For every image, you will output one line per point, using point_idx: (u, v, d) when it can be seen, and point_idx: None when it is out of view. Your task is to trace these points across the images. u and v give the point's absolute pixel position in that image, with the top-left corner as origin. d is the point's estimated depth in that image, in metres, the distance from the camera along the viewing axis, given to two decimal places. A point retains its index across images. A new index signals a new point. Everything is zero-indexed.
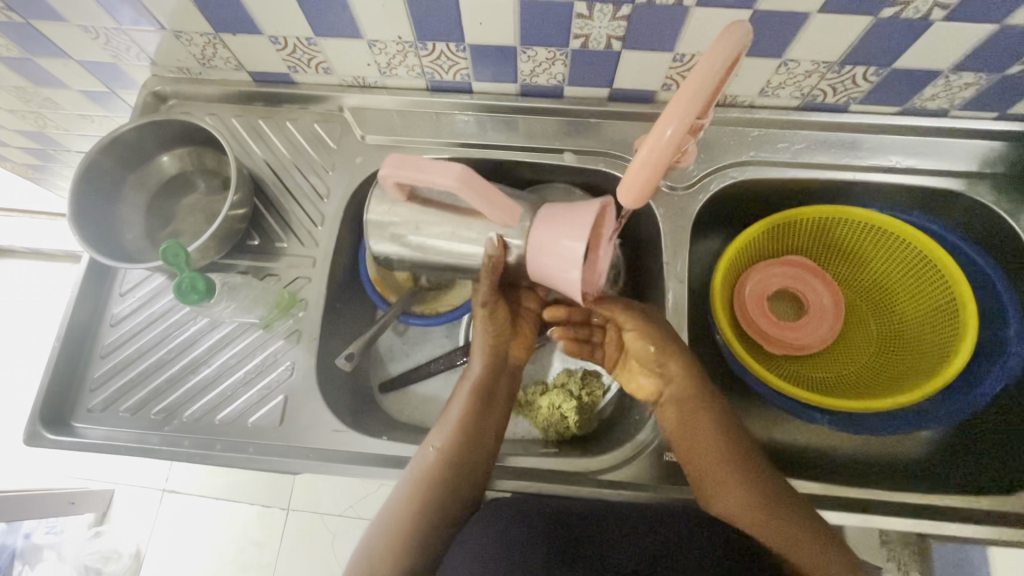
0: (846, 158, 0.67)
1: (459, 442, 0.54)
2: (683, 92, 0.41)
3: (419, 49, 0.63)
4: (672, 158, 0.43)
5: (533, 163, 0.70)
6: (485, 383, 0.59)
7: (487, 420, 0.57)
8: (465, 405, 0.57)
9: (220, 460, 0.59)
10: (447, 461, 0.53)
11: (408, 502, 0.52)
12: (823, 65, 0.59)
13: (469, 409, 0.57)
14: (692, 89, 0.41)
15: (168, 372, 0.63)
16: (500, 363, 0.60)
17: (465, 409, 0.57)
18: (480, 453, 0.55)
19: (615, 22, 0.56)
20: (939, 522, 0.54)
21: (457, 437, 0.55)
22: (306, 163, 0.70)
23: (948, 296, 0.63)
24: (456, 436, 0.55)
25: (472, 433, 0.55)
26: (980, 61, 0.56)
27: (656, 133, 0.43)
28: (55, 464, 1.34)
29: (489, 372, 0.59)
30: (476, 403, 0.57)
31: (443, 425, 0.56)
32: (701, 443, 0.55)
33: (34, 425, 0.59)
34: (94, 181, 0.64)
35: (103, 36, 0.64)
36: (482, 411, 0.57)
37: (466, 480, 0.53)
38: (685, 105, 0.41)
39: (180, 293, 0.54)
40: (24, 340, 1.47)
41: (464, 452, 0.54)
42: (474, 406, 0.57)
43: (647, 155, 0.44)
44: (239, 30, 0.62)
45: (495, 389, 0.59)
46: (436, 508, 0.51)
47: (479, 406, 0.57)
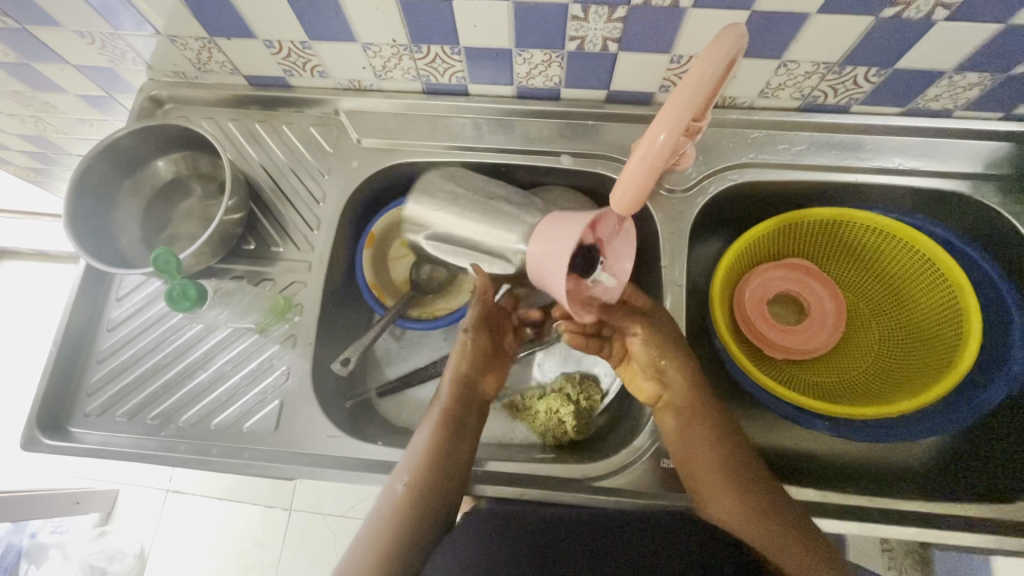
0: (847, 160, 0.66)
1: (429, 469, 0.52)
2: (677, 97, 0.40)
3: (414, 52, 0.62)
4: (665, 163, 0.43)
5: (530, 166, 0.70)
6: (454, 409, 0.57)
7: (460, 443, 0.55)
8: (433, 431, 0.55)
9: (215, 465, 0.59)
10: (419, 489, 0.51)
11: (385, 526, 0.50)
12: (823, 66, 0.58)
13: (439, 434, 0.55)
14: (685, 94, 0.40)
15: (165, 377, 0.63)
16: (470, 390, 0.59)
17: (435, 431, 0.55)
18: (451, 476, 0.53)
19: (610, 24, 0.55)
20: (938, 530, 0.54)
21: (427, 464, 0.53)
22: (302, 167, 0.70)
23: (952, 301, 0.61)
24: (426, 462, 0.53)
25: (442, 460, 0.53)
26: (984, 61, 0.55)
27: (650, 137, 0.42)
28: (60, 464, 1.35)
29: (457, 397, 0.57)
30: (447, 428, 0.55)
31: (411, 457, 0.54)
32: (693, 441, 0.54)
33: (30, 430, 0.60)
34: (91, 186, 0.64)
35: (99, 41, 0.65)
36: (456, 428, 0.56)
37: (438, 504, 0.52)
38: (679, 110, 0.40)
39: (171, 300, 0.53)
40: (29, 341, 1.48)
41: (435, 478, 0.52)
42: (442, 433, 0.55)
43: (640, 160, 0.43)
44: (233, 34, 0.61)
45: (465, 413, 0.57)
46: (414, 537, 0.49)
47: (447, 431, 0.55)
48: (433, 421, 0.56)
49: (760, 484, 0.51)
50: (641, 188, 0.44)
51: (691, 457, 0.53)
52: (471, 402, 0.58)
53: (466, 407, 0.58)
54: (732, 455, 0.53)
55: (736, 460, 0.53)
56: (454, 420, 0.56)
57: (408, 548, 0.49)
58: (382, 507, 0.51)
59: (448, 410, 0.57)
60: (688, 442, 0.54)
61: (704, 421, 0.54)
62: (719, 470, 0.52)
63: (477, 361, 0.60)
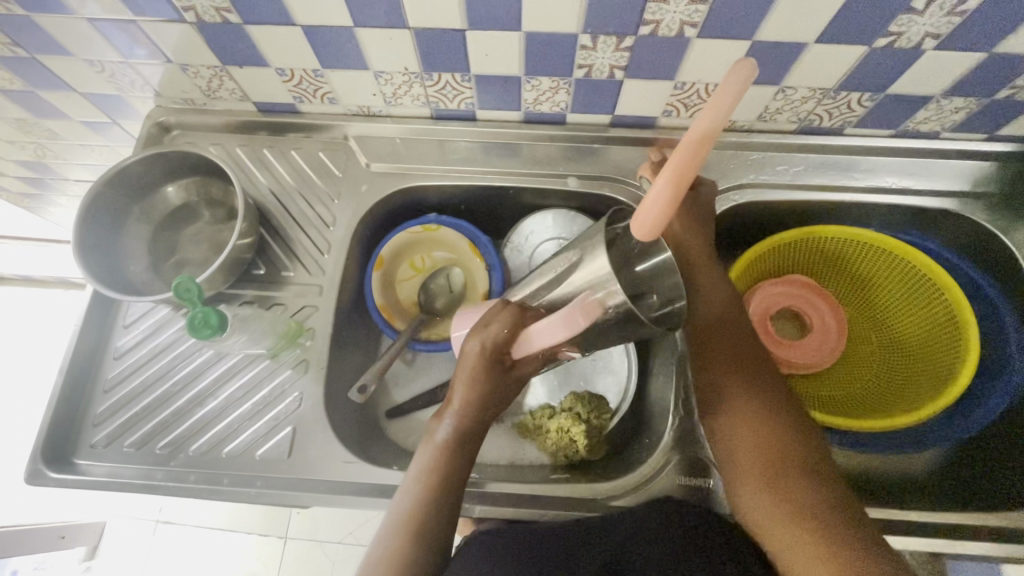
0: (842, 180, 0.69)
1: (424, 512, 0.49)
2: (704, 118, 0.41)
3: (425, 79, 0.64)
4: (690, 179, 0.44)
5: (537, 188, 0.72)
6: (457, 443, 0.52)
7: (455, 481, 0.51)
8: (436, 458, 0.52)
9: (227, 494, 0.58)
10: (408, 538, 0.48)
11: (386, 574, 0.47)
12: (820, 92, 0.61)
13: (442, 468, 0.51)
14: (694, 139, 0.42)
15: (173, 406, 0.62)
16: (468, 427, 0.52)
17: (443, 451, 0.52)
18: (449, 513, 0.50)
19: (618, 53, 0.57)
20: (946, 539, 0.55)
21: (427, 493, 0.50)
22: (310, 191, 0.71)
23: (950, 314, 0.64)
24: (420, 509, 0.50)
25: (436, 503, 0.50)
26: (970, 87, 0.59)
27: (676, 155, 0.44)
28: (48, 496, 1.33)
29: (469, 422, 0.52)
30: (460, 446, 0.52)
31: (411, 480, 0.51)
32: (740, 443, 0.50)
33: (35, 463, 0.58)
34: (99, 212, 0.63)
35: (109, 70, 0.65)
36: (462, 452, 0.52)
37: (438, 526, 0.49)
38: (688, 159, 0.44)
39: (193, 328, 0.53)
40: (21, 372, 1.47)
41: (442, 503, 0.50)
42: (431, 491, 0.50)
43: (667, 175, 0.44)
44: (246, 63, 0.62)
45: (456, 454, 0.52)
46: None
47: (455, 458, 0.52)
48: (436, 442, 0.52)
49: (801, 481, 0.47)
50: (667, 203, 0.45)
51: (740, 472, 0.50)
52: (470, 435, 0.53)
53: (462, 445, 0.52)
54: (779, 478, 0.48)
55: (779, 483, 0.47)
56: (451, 456, 0.52)
57: None
58: (376, 560, 0.48)
59: (445, 447, 0.52)
60: (742, 446, 0.50)
61: (748, 445, 0.50)
62: (765, 487, 0.48)
63: (499, 399, 0.53)
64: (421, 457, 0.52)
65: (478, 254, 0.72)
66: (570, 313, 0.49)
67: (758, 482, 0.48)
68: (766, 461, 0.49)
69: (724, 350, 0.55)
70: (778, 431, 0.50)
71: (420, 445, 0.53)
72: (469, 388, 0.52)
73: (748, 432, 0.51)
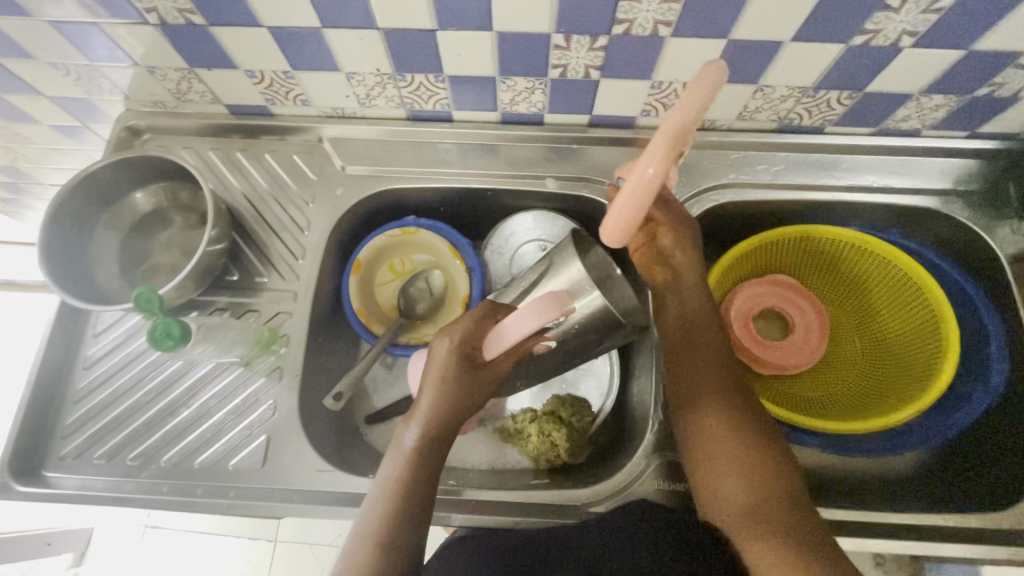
0: (823, 178, 0.68)
1: (389, 523, 0.48)
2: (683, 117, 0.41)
3: (398, 81, 0.62)
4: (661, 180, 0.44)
5: (515, 189, 0.71)
6: (424, 450, 0.51)
7: (422, 490, 0.50)
8: (402, 466, 0.51)
9: (199, 506, 0.57)
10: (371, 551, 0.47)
11: None
12: (798, 90, 0.60)
13: (408, 476, 0.50)
14: (666, 138, 0.41)
15: (144, 416, 0.61)
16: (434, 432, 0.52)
17: (409, 459, 0.51)
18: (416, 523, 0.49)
19: (592, 52, 0.56)
20: (926, 542, 0.55)
21: (392, 502, 0.49)
22: (285, 195, 0.70)
23: (931, 314, 0.63)
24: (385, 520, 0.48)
25: (402, 514, 0.48)
26: (949, 85, 0.58)
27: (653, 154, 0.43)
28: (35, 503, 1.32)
29: (436, 427, 0.52)
30: (426, 453, 0.51)
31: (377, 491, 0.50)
32: (709, 446, 0.50)
33: (2, 477, 0.57)
34: (66, 219, 0.62)
35: (74, 73, 0.64)
36: (429, 459, 0.51)
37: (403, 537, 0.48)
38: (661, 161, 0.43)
39: (154, 340, 0.52)
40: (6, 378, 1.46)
41: (407, 513, 0.48)
42: (396, 500, 0.49)
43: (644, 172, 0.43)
44: (213, 66, 0.61)
45: (423, 464, 0.51)
46: None
47: (421, 465, 0.51)
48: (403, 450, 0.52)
49: (770, 482, 0.47)
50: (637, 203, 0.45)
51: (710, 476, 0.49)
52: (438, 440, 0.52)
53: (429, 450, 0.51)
54: (747, 478, 0.47)
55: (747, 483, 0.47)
56: (417, 463, 0.51)
57: None
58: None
59: (412, 455, 0.51)
60: (711, 448, 0.50)
61: (716, 447, 0.49)
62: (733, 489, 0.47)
63: (470, 404, 0.52)
64: (388, 466, 0.52)
65: (458, 258, 0.71)
66: (541, 301, 0.48)
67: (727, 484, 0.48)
68: (733, 462, 0.48)
69: (693, 351, 0.55)
70: (744, 431, 0.49)
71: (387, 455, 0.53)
72: (436, 392, 0.52)
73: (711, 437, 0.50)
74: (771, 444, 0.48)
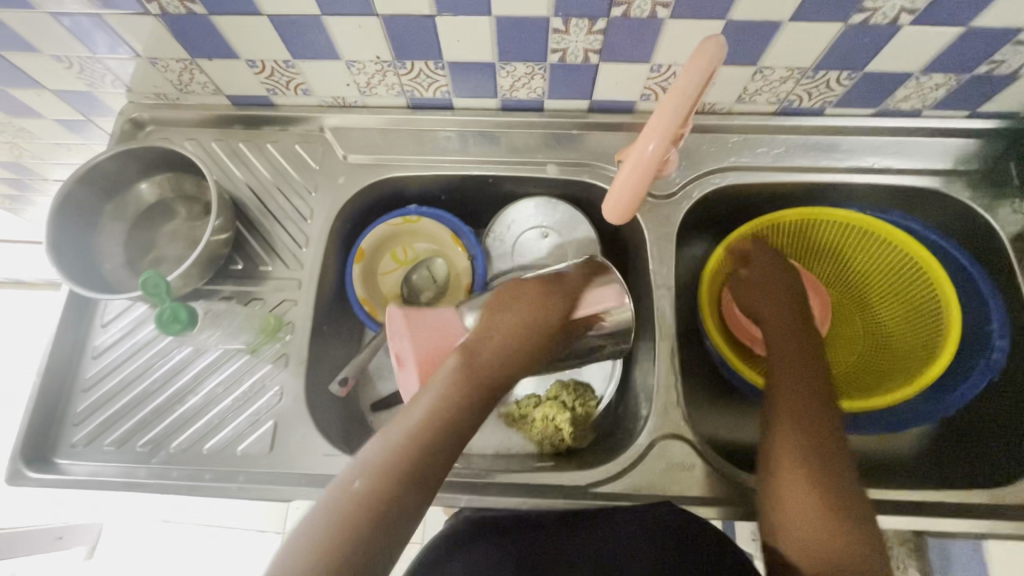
0: (824, 161, 0.69)
1: (421, 454, 0.45)
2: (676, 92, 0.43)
3: (398, 68, 0.63)
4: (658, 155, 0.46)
5: (517, 176, 0.71)
6: (473, 385, 0.49)
7: (457, 428, 0.47)
8: (446, 397, 0.48)
9: (208, 490, 0.58)
10: (396, 475, 0.44)
11: (359, 506, 0.42)
12: (798, 71, 0.61)
13: (450, 410, 0.47)
14: (670, 110, 0.44)
15: (153, 403, 0.61)
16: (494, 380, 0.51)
17: (457, 389, 0.49)
18: (443, 462, 0.46)
19: (591, 36, 0.56)
20: (929, 517, 0.55)
21: (428, 433, 0.46)
22: (288, 184, 0.70)
23: (932, 292, 0.64)
24: (417, 445, 0.45)
25: (435, 446, 0.46)
26: (948, 63, 0.58)
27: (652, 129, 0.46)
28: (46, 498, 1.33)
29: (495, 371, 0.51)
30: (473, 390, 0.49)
31: (415, 414, 0.47)
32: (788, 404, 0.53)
33: (15, 464, 0.58)
34: (73, 210, 0.62)
35: (77, 65, 0.64)
36: (476, 399, 0.49)
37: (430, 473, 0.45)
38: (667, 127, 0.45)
39: (161, 323, 0.52)
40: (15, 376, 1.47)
41: (439, 448, 0.46)
42: (436, 431, 0.46)
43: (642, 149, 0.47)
44: (215, 55, 0.61)
45: (471, 402, 0.49)
46: (381, 530, 0.42)
47: (466, 403, 0.48)
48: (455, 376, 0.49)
49: (833, 452, 0.50)
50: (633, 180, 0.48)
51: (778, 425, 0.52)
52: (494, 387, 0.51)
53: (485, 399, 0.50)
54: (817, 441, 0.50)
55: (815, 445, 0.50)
56: (463, 397, 0.49)
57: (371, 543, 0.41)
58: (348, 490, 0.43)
59: (463, 386, 0.49)
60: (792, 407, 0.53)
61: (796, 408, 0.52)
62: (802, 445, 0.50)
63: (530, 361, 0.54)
64: (430, 390, 0.49)
65: (461, 246, 0.72)
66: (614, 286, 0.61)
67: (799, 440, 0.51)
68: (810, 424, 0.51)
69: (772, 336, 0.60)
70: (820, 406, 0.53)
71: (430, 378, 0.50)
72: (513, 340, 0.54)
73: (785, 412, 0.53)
74: (845, 444, 0.51)
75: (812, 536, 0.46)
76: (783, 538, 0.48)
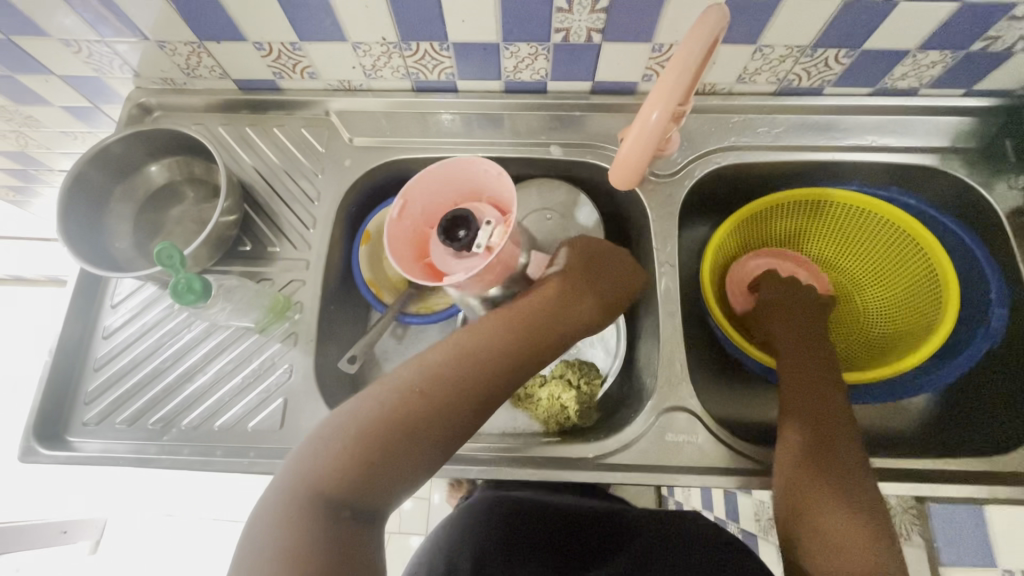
0: (823, 140, 0.70)
1: (448, 403, 0.46)
2: (677, 65, 0.45)
3: (404, 50, 0.64)
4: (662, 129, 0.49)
5: (521, 158, 0.72)
6: (513, 348, 0.50)
7: (487, 392, 0.48)
8: (486, 353, 0.49)
9: (220, 466, 0.58)
10: (421, 411, 0.45)
11: (380, 433, 0.44)
12: (797, 50, 0.62)
13: (483, 367, 0.49)
14: (672, 82, 0.46)
15: (164, 382, 0.62)
16: (537, 347, 0.52)
17: (497, 346, 0.50)
18: (466, 417, 0.47)
19: (594, 15, 0.58)
20: (930, 484, 0.56)
21: (457, 385, 0.47)
22: (294, 167, 0.71)
23: (930, 266, 0.65)
24: (448, 387, 0.47)
25: (463, 398, 0.47)
26: (944, 40, 0.59)
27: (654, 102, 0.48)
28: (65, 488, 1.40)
29: (537, 341, 0.52)
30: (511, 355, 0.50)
31: (456, 362, 0.48)
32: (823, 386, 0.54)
33: (28, 441, 0.58)
34: (83, 191, 0.63)
35: (85, 50, 0.65)
36: (510, 365, 0.50)
37: (451, 422, 0.46)
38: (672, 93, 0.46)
39: (176, 295, 0.53)
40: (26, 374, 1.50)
41: (465, 400, 0.47)
42: (469, 387, 0.47)
43: (646, 116, 0.49)
44: (222, 38, 0.62)
45: (507, 373, 0.50)
46: (392, 463, 0.44)
47: (504, 365, 0.49)
48: (498, 335, 0.50)
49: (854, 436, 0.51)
50: (640, 150, 0.51)
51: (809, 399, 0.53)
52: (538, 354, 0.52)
53: (525, 364, 0.50)
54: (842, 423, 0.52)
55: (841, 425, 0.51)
56: (502, 360, 0.49)
57: (379, 468, 0.44)
58: (371, 413, 0.45)
59: (503, 346, 0.50)
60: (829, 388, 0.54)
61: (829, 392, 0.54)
62: (826, 420, 0.52)
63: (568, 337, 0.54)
64: (469, 340, 0.50)
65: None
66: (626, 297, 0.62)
67: (824, 416, 0.52)
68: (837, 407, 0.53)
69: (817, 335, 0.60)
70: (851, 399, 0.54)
71: (475, 331, 0.51)
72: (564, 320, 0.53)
73: (816, 392, 0.54)
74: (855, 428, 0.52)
75: (831, 510, 0.46)
76: (786, 493, 0.50)
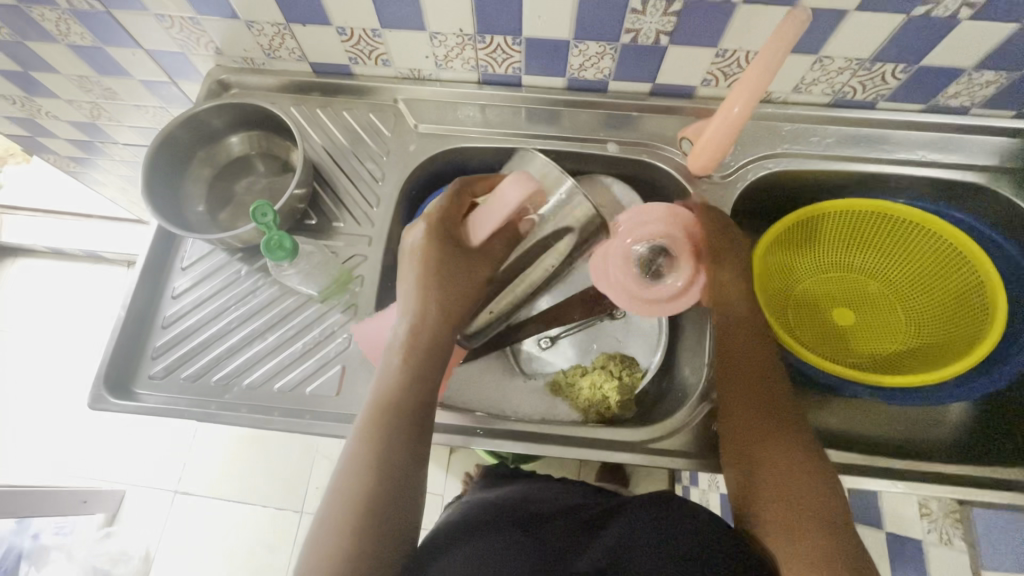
0: (872, 152, 0.72)
1: (392, 427, 0.51)
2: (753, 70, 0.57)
3: (477, 42, 0.67)
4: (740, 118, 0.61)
5: (578, 153, 0.75)
6: (426, 356, 0.54)
7: (420, 394, 0.53)
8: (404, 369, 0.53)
9: (278, 425, 0.61)
10: (375, 455, 0.49)
11: (356, 496, 0.47)
12: (856, 62, 0.64)
13: (406, 379, 0.53)
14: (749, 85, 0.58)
15: (227, 343, 0.65)
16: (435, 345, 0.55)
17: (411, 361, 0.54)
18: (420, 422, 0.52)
19: (666, 18, 0.60)
20: (960, 487, 0.59)
21: (391, 410, 0.51)
22: (361, 149, 0.74)
23: (975, 274, 0.66)
24: (388, 415, 0.51)
25: (405, 415, 0.51)
26: (1000, 60, 0.61)
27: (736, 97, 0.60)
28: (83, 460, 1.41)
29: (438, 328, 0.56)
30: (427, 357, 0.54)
31: (380, 397, 0.52)
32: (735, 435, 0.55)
33: (97, 389, 0.61)
34: (165, 156, 0.66)
35: (177, 25, 0.69)
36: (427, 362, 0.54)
37: (404, 438, 0.50)
38: (751, 92, 0.59)
39: (267, 249, 0.60)
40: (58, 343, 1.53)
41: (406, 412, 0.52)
42: (400, 404, 0.52)
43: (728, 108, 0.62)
44: (308, 21, 0.66)
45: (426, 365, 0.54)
46: (382, 499, 0.48)
47: (424, 366, 0.54)
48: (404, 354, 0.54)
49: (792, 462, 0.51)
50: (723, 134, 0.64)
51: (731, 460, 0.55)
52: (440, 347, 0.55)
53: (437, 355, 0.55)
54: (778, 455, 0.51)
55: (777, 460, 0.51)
56: (416, 363, 0.54)
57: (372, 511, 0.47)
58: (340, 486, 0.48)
59: (413, 353, 0.54)
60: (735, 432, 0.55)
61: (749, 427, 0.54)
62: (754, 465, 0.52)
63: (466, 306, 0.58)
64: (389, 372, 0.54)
65: None
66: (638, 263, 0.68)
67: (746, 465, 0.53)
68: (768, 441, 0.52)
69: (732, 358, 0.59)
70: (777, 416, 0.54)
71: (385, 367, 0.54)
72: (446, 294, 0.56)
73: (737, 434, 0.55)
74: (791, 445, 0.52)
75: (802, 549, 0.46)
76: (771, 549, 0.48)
